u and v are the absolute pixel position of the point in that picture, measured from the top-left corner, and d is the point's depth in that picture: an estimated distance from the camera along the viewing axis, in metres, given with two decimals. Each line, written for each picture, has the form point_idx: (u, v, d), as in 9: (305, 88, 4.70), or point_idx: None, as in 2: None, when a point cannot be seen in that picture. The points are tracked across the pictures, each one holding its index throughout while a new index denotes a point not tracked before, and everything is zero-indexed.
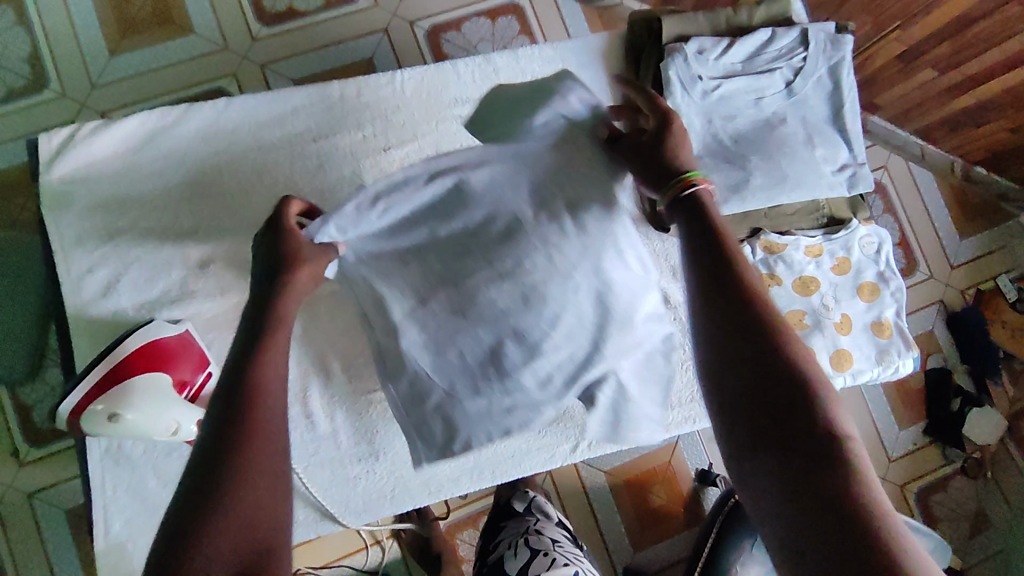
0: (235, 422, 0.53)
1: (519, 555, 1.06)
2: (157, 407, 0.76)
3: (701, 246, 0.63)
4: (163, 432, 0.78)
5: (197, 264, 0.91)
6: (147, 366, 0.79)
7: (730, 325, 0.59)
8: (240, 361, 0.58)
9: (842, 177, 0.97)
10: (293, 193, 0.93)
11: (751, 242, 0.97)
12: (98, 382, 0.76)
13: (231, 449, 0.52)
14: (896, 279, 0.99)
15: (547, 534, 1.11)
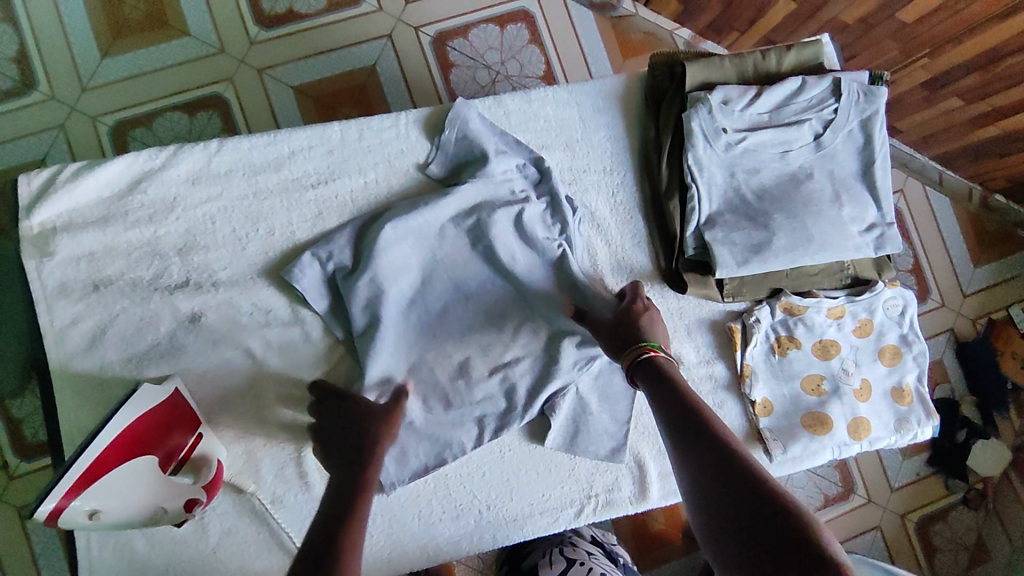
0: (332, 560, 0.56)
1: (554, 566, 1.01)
2: (150, 493, 0.72)
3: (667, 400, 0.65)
4: (143, 519, 0.73)
5: (187, 317, 0.85)
6: (132, 448, 0.69)
7: (700, 472, 0.56)
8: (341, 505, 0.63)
9: (869, 238, 0.92)
10: (289, 242, 0.88)
11: (769, 302, 0.93)
12: (82, 475, 0.64)
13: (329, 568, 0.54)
14: (920, 345, 0.95)
15: (582, 546, 1.06)
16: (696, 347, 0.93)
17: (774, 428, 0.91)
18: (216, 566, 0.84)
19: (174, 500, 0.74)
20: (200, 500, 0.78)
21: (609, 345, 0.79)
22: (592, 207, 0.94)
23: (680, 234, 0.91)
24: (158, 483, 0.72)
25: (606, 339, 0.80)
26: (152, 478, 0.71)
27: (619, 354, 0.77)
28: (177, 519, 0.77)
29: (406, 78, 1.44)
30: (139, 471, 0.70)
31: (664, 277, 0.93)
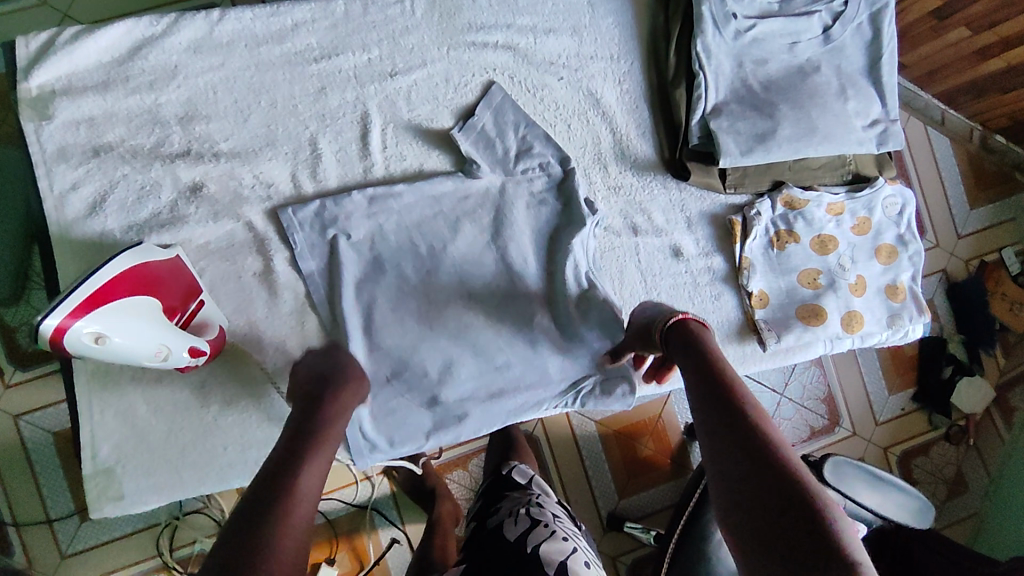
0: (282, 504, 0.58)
1: (518, 524, 0.95)
2: (152, 328, 0.70)
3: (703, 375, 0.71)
4: (150, 356, 0.72)
5: (188, 187, 0.85)
6: (135, 287, 0.70)
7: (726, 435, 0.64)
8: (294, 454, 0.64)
9: (873, 133, 0.92)
10: (292, 117, 0.87)
11: (770, 195, 0.93)
12: (87, 298, 0.65)
13: (268, 518, 0.56)
14: (916, 244, 0.96)
15: (547, 508, 1.01)
16: (695, 240, 0.94)
17: (769, 319, 0.92)
18: (217, 433, 0.85)
19: (178, 345, 0.73)
20: (202, 354, 0.78)
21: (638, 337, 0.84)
22: (598, 95, 0.93)
23: (686, 122, 0.91)
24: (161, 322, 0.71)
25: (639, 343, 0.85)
26: (156, 317, 0.71)
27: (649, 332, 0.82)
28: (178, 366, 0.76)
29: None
30: (143, 309, 0.70)
31: (667, 168, 0.94)
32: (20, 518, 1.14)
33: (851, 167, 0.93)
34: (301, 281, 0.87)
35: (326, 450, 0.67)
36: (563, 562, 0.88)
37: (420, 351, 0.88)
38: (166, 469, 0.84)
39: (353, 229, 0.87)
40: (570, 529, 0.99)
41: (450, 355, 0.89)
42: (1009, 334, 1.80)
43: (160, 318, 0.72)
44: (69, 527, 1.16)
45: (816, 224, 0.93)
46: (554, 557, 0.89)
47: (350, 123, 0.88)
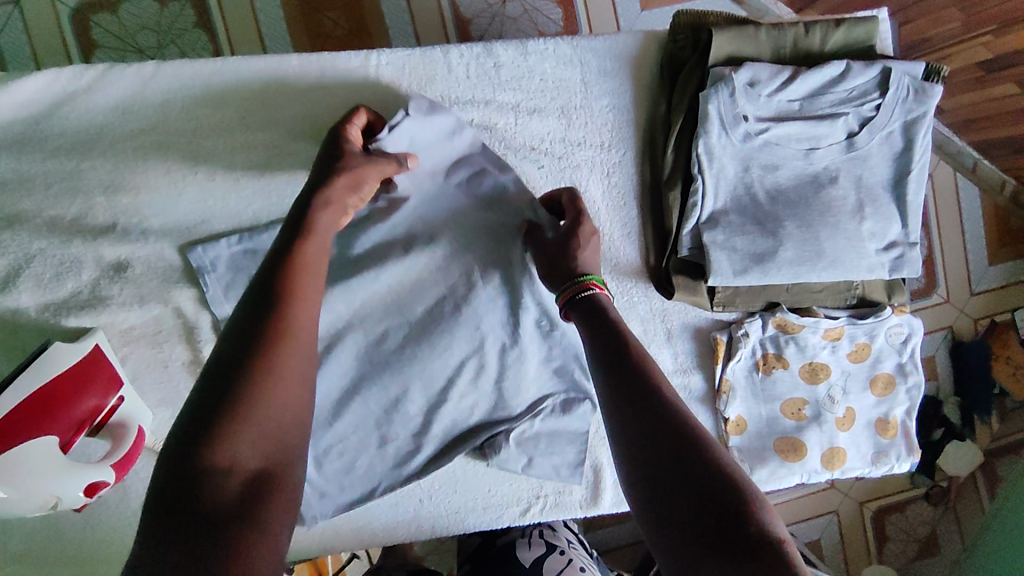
0: (268, 322, 0.54)
1: (532, 547, 0.94)
2: (42, 482, 0.63)
3: (608, 353, 0.59)
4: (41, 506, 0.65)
5: (111, 266, 0.76)
6: (30, 426, 0.63)
7: (632, 416, 0.53)
8: (272, 266, 0.58)
9: (886, 258, 0.82)
10: (232, 192, 0.77)
11: (762, 316, 0.84)
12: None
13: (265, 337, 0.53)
14: (917, 377, 0.87)
15: (559, 534, 0.98)
16: (674, 354, 0.86)
17: (744, 448, 0.86)
18: (138, 527, 0.80)
19: (70, 492, 0.66)
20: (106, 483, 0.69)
21: (546, 277, 0.75)
22: (582, 187, 0.82)
23: (676, 229, 0.80)
24: (51, 470, 0.64)
25: (542, 270, 0.75)
26: (46, 465, 0.64)
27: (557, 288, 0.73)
28: (76, 504, 0.68)
29: (413, 16, 1.17)
30: (22, 466, 0.62)
31: (651, 276, 0.84)
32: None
33: (858, 291, 0.83)
34: None
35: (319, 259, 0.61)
36: None
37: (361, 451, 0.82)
38: (83, 560, 0.79)
39: None
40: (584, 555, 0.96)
41: (391, 458, 0.84)
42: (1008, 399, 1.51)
43: (58, 468, 0.64)
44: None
45: (809, 351, 0.84)
46: None
47: (297, 203, 0.78)
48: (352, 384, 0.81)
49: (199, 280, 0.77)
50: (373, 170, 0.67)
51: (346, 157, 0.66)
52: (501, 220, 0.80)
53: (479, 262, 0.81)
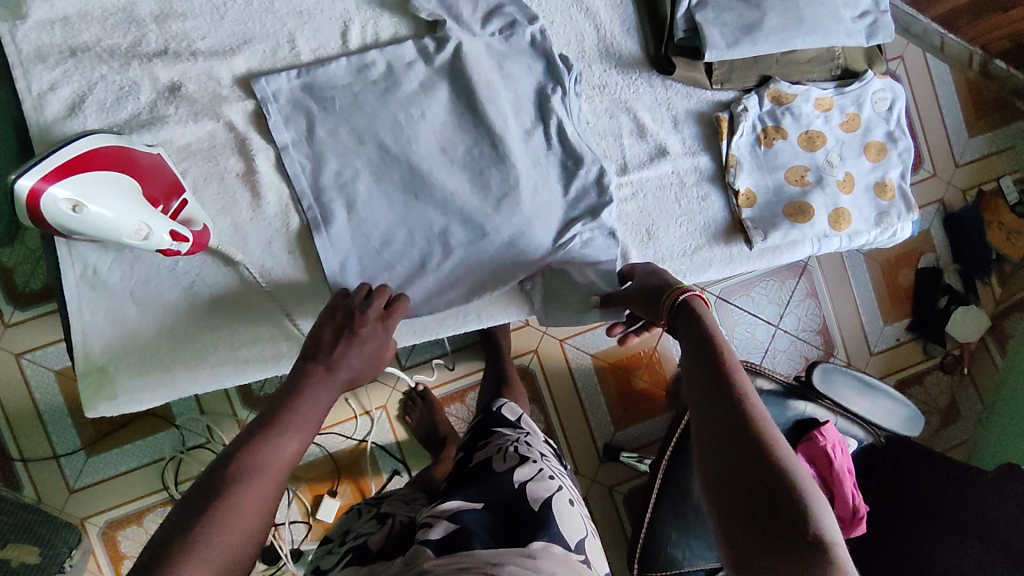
0: (250, 451, 0.57)
1: (506, 458, 0.87)
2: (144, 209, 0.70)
3: (695, 360, 0.65)
4: (128, 234, 0.69)
5: (167, 88, 0.84)
6: (106, 163, 0.69)
7: (713, 424, 0.59)
8: (271, 417, 0.61)
9: (862, 25, 0.91)
10: (269, 15, 0.86)
11: (757, 91, 0.92)
12: (58, 164, 0.65)
13: (241, 464, 0.56)
14: (904, 142, 0.95)
15: (536, 447, 0.93)
16: (682, 139, 0.93)
17: (756, 218, 0.92)
18: (205, 333, 0.85)
19: (161, 226, 0.71)
20: (184, 241, 0.75)
21: (633, 298, 0.79)
22: None
23: (670, 16, 0.89)
24: (141, 201, 0.70)
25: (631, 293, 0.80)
26: (133, 192, 0.69)
27: (643, 303, 0.77)
28: (162, 248, 0.73)
29: None
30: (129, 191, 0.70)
31: (652, 65, 0.92)
32: (26, 452, 1.19)
33: (839, 60, 0.92)
34: (285, 177, 0.86)
35: (310, 421, 0.62)
36: (550, 500, 0.79)
37: (409, 240, 0.88)
38: (157, 370, 0.84)
39: (329, 127, 0.85)
40: (557, 469, 0.91)
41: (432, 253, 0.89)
42: (1004, 263, 1.68)
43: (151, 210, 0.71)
44: (75, 463, 1.21)
45: (804, 121, 0.92)
46: (539, 491, 0.81)
47: (327, 23, 0.87)
48: (394, 186, 0.87)
49: (263, 114, 0.84)
50: (377, 327, 0.73)
51: (360, 323, 0.72)
52: (513, 23, 0.89)
53: (496, 59, 0.89)
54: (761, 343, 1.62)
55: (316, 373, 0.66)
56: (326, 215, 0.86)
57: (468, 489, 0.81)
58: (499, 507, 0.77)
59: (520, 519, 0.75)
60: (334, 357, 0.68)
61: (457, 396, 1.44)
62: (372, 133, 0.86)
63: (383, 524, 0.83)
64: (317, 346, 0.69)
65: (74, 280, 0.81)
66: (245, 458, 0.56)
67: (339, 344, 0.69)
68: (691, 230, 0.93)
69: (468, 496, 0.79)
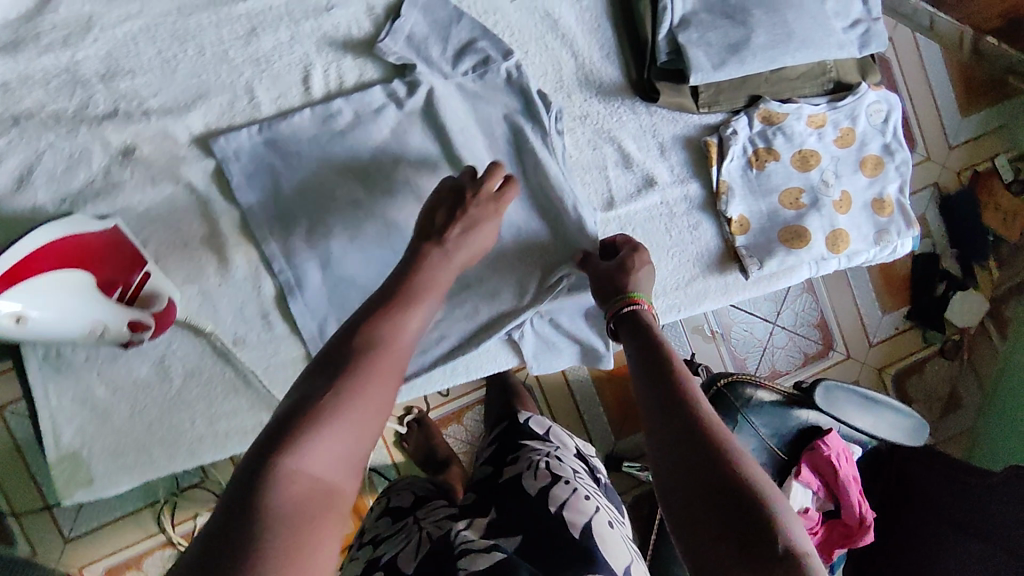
0: (370, 328, 0.55)
1: (540, 477, 0.83)
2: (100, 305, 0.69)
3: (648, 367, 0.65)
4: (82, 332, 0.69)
5: (119, 151, 0.78)
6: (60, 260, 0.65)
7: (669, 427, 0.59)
8: (384, 297, 0.59)
9: (854, 35, 0.86)
10: (224, 65, 0.80)
11: (747, 112, 0.87)
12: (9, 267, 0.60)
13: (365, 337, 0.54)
14: (902, 154, 0.91)
15: (567, 463, 0.89)
16: (669, 167, 0.89)
17: (750, 245, 0.88)
18: (182, 408, 0.81)
19: (116, 323, 0.71)
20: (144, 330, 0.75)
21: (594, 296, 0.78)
22: (555, 15, 0.86)
23: (651, 38, 0.84)
24: (97, 301, 0.68)
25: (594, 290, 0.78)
26: (90, 290, 0.68)
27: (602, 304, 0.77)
28: (119, 339, 0.73)
29: None
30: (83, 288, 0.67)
31: (635, 91, 0.87)
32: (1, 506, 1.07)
33: (832, 74, 0.87)
34: (253, 238, 0.81)
35: (428, 301, 0.62)
36: (589, 525, 0.75)
37: None
38: (135, 450, 0.81)
39: (297, 183, 0.81)
40: (591, 485, 0.87)
41: None
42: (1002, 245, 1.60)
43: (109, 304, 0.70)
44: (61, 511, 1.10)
45: (797, 140, 0.88)
46: (577, 515, 0.77)
47: (286, 69, 0.81)
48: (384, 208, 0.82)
49: (225, 174, 0.80)
50: (502, 201, 0.73)
51: (472, 198, 0.71)
52: (485, 60, 0.84)
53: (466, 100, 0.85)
54: (759, 341, 1.58)
55: (430, 252, 0.66)
56: (300, 278, 0.82)
57: (504, 515, 0.78)
58: (538, 537, 0.74)
59: (562, 551, 0.71)
60: (446, 235, 0.68)
61: (453, 419, 1.41)
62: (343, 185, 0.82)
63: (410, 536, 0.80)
64: (424, 226, 0.69)
65: (37, 364, 0.77)
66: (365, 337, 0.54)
67: (449, 220, 0.69)
68: (684, 260, 0.89)
69: (506, 527, 0.76)
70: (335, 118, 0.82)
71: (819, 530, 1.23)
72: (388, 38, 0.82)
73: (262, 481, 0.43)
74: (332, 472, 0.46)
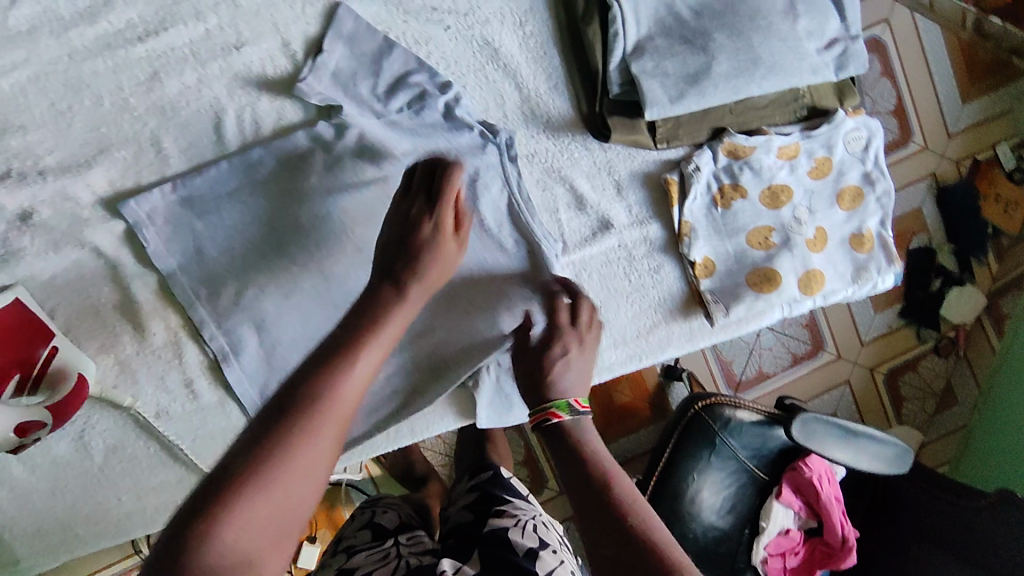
0: (350, 354, 0.50)
1: (530, 536, 0.78)
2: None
3: (582, 498, 0.54)
4: None
5: (17, 216, 0.71)
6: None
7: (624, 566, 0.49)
8: (366, 304, 0.55)
9: (829, 58, 0.77)
10: (126, 113, 0.72)
11: (711, 145, 0.79)
12: None
13: (340, 353, 0.50)
14: (883, 186, 0.83)
15: (554, 532, 0.83)
16: (627, 207, 0.81)
17: (717, 289, 0.81)
18: (106, 485, 0.75)
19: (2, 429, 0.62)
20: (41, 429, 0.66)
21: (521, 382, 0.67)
22: (496, 43, 0.77)
23: (602, 68, 0.75)
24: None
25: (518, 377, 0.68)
26: None
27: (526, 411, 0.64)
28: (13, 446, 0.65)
29: None
30: None
31: (587, 126, 0.79)
32: None
33: (806, 101, 0.79)
34: (170, 303, 0.75)
35: (411, 307, 0.57)
36: None
37: None
38: (58, 530, 0.75)
39: (213, 244, 0.74)
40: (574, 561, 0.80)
41: None
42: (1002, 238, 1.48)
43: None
44: None
45: (768, 174, 0.80)
46: None
47: (198, 115, 0.74)
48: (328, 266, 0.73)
49: (139, 237, 0.73)
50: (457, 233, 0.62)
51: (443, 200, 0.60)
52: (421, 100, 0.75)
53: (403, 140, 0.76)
54: (747, 342, 1.48)
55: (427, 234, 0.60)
56: (230, 340, 0.76)
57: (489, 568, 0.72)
58: None
59: None
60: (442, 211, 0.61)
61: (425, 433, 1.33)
62: (265, 242, 0.75)
63: (386, 562, 0.76)
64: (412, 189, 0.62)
65: None
66: (341, 353, 0.49)
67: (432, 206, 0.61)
68: (645, 307, 0.82)
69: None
70: (259, 170, 0.74)
71: (800, 551, 1.18)
72: (307, 77, 0.73)
73: (207, 524, 0.39)
74: (285, 520, 0.43)
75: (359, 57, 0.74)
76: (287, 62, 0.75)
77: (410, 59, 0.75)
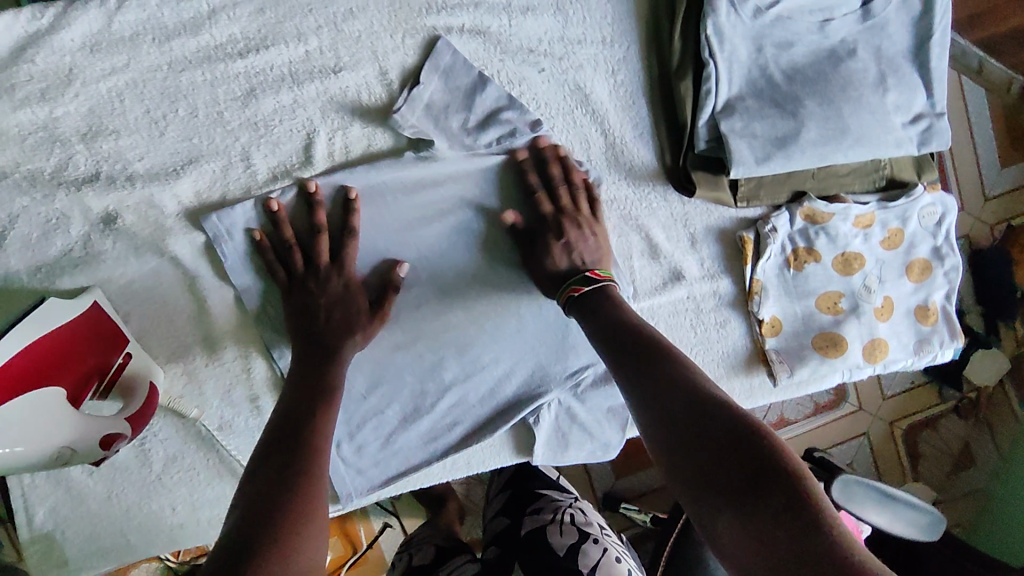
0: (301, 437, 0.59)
1: (570, 534, 0.79)
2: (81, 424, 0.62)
3: (614, 339, 0.61)
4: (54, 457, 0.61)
5: (101, 218, 0.71)
6: (41, 369, 0.60)
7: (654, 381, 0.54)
8: (301, 406, 0.63)
9: (914, 132, 0.78)
10: (219, 127, 0.72)
11: (789, 208, 0.80)
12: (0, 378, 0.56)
13: (296, 445, 0.57)
14: (953, 260, 0.83)
15: (591, 516, 0.84)
16: (700, 260, 0.82)
17: (781, 349, 0.82)
18: (162, 494, 0.76)
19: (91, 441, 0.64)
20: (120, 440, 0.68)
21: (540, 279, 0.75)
22: (587, 88, 0.78)
23: (691, 123, 0.76)
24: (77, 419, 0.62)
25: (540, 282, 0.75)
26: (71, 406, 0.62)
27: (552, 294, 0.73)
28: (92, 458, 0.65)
29: None
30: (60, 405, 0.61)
31: (669, 178, 0.80)
32: None
33: (886, 172, 0.80)
34: (245, 317, 0.76)
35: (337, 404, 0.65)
36: None
37: (400, 373, 0.78)
38: (111, 535, 0.76)
39: None
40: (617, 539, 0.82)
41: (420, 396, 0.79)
42: None
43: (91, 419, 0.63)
44: None
45: (842, 241, 0.80)
46: None
47: (289, 134, 0.74)
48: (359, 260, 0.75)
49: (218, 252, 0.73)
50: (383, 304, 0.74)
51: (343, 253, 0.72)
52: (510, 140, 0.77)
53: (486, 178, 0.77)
54: None
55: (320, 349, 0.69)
56: None
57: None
58: None
59: None
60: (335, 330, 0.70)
61: None
62: None
63: None
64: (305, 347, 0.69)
65: None
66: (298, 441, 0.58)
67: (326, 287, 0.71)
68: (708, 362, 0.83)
69: None
70: (343, 199, 0.74)
71: None
72: (401, 107, 0.73)
73: None
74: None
75: (453, 92, 0.75)
76: (380, 90, 0.75)
77: (503, 98, 0.75)
